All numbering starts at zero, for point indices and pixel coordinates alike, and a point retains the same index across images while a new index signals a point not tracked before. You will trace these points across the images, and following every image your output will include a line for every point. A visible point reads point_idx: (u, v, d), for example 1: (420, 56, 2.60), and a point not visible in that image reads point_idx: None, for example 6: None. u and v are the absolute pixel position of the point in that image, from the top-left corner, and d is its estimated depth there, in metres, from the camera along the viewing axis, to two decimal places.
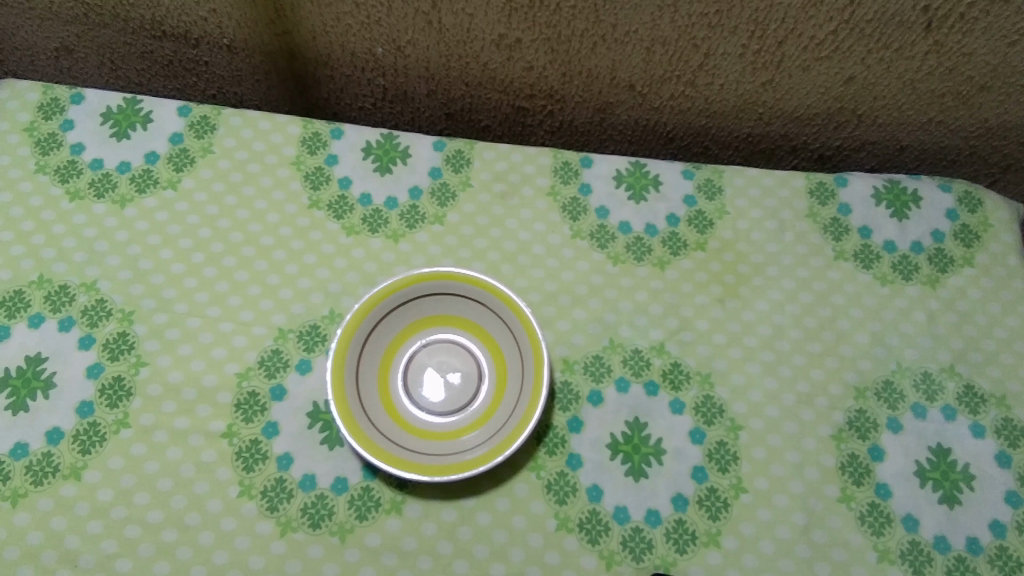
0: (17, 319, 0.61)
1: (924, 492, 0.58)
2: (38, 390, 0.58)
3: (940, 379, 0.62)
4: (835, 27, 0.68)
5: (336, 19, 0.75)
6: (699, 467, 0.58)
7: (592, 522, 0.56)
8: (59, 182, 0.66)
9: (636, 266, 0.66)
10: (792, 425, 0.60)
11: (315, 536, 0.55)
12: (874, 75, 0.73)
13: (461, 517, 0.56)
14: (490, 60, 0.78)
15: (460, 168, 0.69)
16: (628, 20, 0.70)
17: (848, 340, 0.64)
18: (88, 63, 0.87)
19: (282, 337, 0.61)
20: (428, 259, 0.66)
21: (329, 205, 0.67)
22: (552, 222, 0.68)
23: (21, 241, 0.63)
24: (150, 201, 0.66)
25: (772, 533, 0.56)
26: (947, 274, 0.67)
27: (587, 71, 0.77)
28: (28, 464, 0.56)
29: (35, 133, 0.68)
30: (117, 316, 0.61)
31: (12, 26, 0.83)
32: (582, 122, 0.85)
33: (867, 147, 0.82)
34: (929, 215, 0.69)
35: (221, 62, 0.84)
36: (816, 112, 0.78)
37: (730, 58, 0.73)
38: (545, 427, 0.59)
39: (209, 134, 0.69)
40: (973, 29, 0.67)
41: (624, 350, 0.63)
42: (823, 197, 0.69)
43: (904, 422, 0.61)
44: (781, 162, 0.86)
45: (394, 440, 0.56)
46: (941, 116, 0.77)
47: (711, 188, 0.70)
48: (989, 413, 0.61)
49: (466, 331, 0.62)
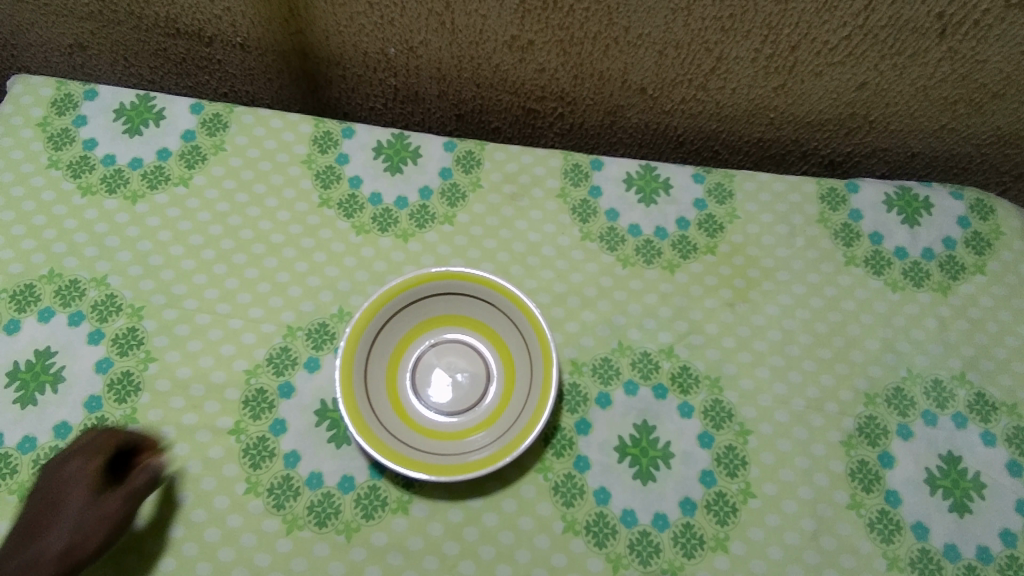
0: (26, 313, 0.61)
1: (934, 500, 0.58)
2: (47, 383, 0.58)
3: (951, 387, 0.62)
4: (849, 32, 0.68)
5: (349, 19, 0.75)
6: (707, 471, 0.58)
7: (599, 525, 0.56)
8: (70, 177, 0.66)
9: (645, 268, 0.66)
10: (802, 431, 0.60)
11: (321, 535, 0.55)
12: (887, 81, 0.73)
13: (467, 517, 0.56)
14: (502, 62, 0.78)
15: (470, 169, 0.69)
16: (642, 23, 0.70)
17: (858, 346, 0.64)
18: (101, 60, 0.87)
19: (291, 334, 0.62)
20: (437, 259, 0.66)
21: (339, 203, 0.67)
22: (562, 223, 0.68)
23: (33, 235, 0.64)
24: (161, 197, 0.67)
25: (781, 539, 0.56)
26: (958, 281, 0.66)
27: (599, 74, 0.77)
28: (36, 458, 0.56)
29: (48, 128, 0.68)
30: (127, 311, 0.62)
31: (26, 23, 0.83)
32: (592, 124, 0.85)
33: (878, 154, 0.82)
34: (941, 221, 0.68)
35: (234, 60, 0.84)
36: (827, 117, 0.78)
37: (742, 62, 0.73)
38: (553, 428, 0.59)
39: (221, 131, 0.69)
40: (987, 36, 0.67)
41: (633, 353, 0.62)
42: (834, 203, 0.69)
43: (914, 429, 0.60)
44: (791, 167, 0.87)
45: (402, 440, 0.56)
46: (954, 123, 0.77)
47: (721, 192, 0.69)
48: (999, 421, 0.61)
49: (475, 331, 0.62)
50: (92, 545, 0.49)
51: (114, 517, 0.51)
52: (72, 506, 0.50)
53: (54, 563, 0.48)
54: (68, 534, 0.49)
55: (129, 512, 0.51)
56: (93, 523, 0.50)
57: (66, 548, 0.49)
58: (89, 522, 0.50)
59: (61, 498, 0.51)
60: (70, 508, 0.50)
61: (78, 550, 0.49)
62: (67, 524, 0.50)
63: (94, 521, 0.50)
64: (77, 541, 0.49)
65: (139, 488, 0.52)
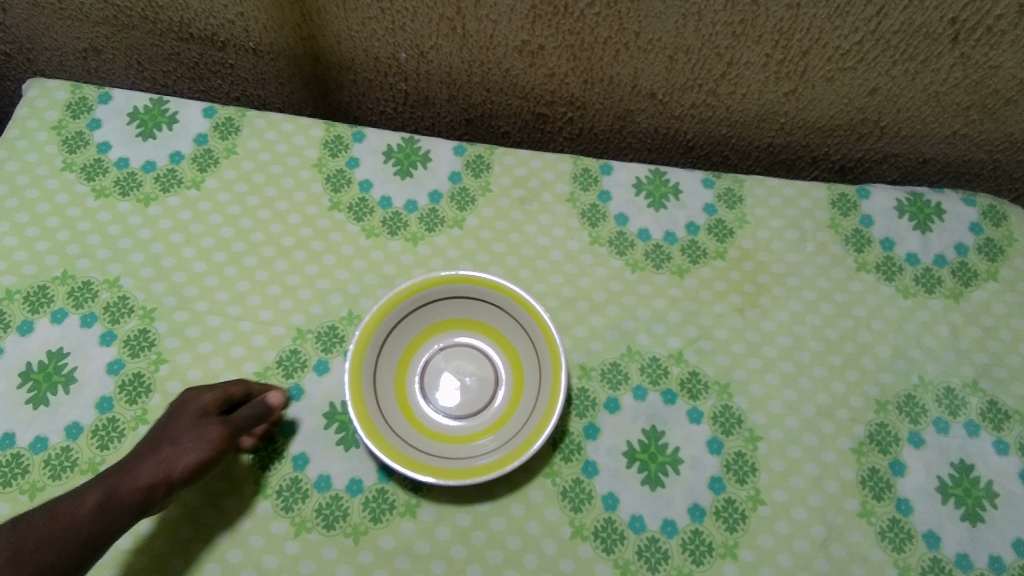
0: (40, 314, 0.61)
1: (946, 509, 0.57)
2: (59, 384, 0.59)
3: (963, 395, 0.62)
4: (861, 38, 0.68)
5: (361, 24, 0.76)
6: (716, 477, 0.58)
7: (607, 531, 0.56)
8: (84, 180, 0.67)
9: (654, 273, 0.66)
10: (812, 437, 0.59)
11: (329, 538, 0.55)
12: (899, 87, 0.73)
13: (475, 521, 0.56)
14: (512, 67, 0.78)
15: (479, 173, 0.69)
16: (652, 28, 0.70)
17: (869, 353, 0.63)
18: (115, 64, 0.88)
19: (300, 336, 0.62)
20: (446, 262, 0.66)
21: (349, 207, 0.68)
22: (571, 228, 0.68)
23: (47, 237, 0.64)
24: (173, 200, 0.67)
25: (790, 547, 0.56)
26: (970, 288, 0.66)
27: (609, 79, 0.78)
28: (47, 458, 0.56)
29: (63, 131, 0.69)
30: (139, 313, 0.62)
31: (42, 27, 0.84)
32: (602, 129, 0.85)
33: (889, 159, 0.82)
34: (953, 228, 0.68)
35: (246, 64, 0.84)
36: (838, 123, 0.78)
37: (753, 68, 0.73)
38: (561, 433, 0.59)
39: (233, 135, 0.69)
40: (1001, 42, 0.66)
41: (642, 358, 0.62)
42: (845, 208, 0.69)
43: (926, 436, 0.60)
44: (801, 173, 0.86)
45: (410, 444, 0.56)
46: (966, 129, 0.77)
47: (731, 198, 0.69)
48: (1012, 430, 0.60)
49: (484, 335, 0.62)
50: (187, 464, 0.52)
51: (211, 441, 0.52)
52: (178, 425, 0.53)
53: (152, 473, 0.51)
54: (168, 448, 0.52)
55: (226, 440, 0.53)
56: (193, 444, 0.52)
57: (164, 461, 0.51)
58: (190, 441, 0.52)
59: (172, 417, 0.54)
60: (176, 427, 0.53)
61: (174, 467, 0.51)
62: (170, 439, 0.52)
63: (193, 441, 0.52)
64: (176, 457, 0.52)
65: (240, 421, 0.54)
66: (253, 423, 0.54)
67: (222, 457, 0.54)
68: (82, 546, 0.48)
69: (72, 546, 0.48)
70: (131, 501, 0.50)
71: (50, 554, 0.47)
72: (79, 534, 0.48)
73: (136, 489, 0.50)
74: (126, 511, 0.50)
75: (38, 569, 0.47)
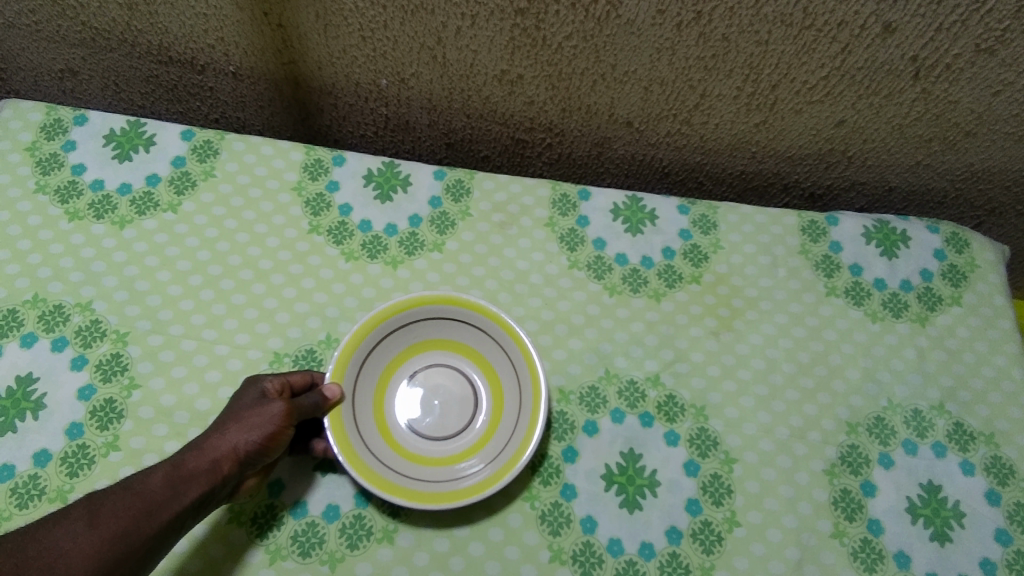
0: (10, 338, 0.60)
1: (915, 529, 0.58)
2: (28, 411, 0.58)
3: (930, 416, 0.63)
4: (827, 73, 0.70)
5: (342, 51, 0.76)
6: (693, 500, 0.58)
7: (585, 554, 0.56)
8: (58, 203, 0.66)
9: (631, 297, 0.67)
10: (785, 459, 0.61)
11: (305, 565, 0.54)
12: (864, 119, 0.75)
13: (454, 547, 0.56)
14: (491, 94, 0.79)
15: (459, 198, 0.70)
16: (628, 61, 0.72)
17: (840, 375, 0.65)
18: (92, 84, 0.88)
19: (278, 360, 0.62)
20: (426, 286, 0.66)
21: (328, 230, 0.68)
22: (550, 252, 0.69)
23: (18, 260, 0.63)
24: (149, 223, 0.66)
25: (765, 567, 0.56)
26: (935, 312, 0.68)
27: (587, 107, 0.79)
28: (14, 486, 0.55)
29: (37, 153, 0.68)
30: (111, 336, 0.61)
31: (18, 47, 0.83)
32: (580, 155, 0.87)
33: (857, 187, 0.85)
34: (918, 254, 0.70)
35: (226, 87, 0.85)
36: (807, 152, 0.81)
37: (725, 100, 0.75)
38: (540, 456, 0.59)
39: (211, 158, 0.69)
40: (959, 79, 0.69)
41: (620, 381, 0.63)
42: (816, 234, 0.71)
43: (895, 457, 0.61)
44: (773, 199, 0.89)
45: (389, 467, 0.56)
46: (928, 159, 0.79)
47: (706, 224, 0.71)
48: (978, 451, 0.62)
49: (463, 357, 0.62)
50: (252, 438, 0.51)
51: (273, 415, 0.52)
52: (239, 406, 0.53)
53: (218, 447, 0.50)
54: (232, 425, 0.51)
55: (287, 417, 0.52)
56: (255, 420, 0.51)
57: (229, 437, 0.51)
58: (252, 417, 0.51)
59: (232, 402, 0.54)
60: (237, 408, 0.53)
61: (240, 441, 0.51)
62: (233, 418, 0.52)
63: (256, 415, 0.52)
64: (240, 433, 0.51)
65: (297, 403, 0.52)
66: (311, 412, 0.52)
67: (286, 435, 0.53)
68: (155, 516, 0.47)
69: (145, 515, 0.47)
70: (199, 473, 0.49)
71: (126, 520, 0.46)
72: (152, 504, 0.47)
73: (204, 462, 0.49)
74: (195, 483, 0.49)
75: (114, 535, 0.45)
